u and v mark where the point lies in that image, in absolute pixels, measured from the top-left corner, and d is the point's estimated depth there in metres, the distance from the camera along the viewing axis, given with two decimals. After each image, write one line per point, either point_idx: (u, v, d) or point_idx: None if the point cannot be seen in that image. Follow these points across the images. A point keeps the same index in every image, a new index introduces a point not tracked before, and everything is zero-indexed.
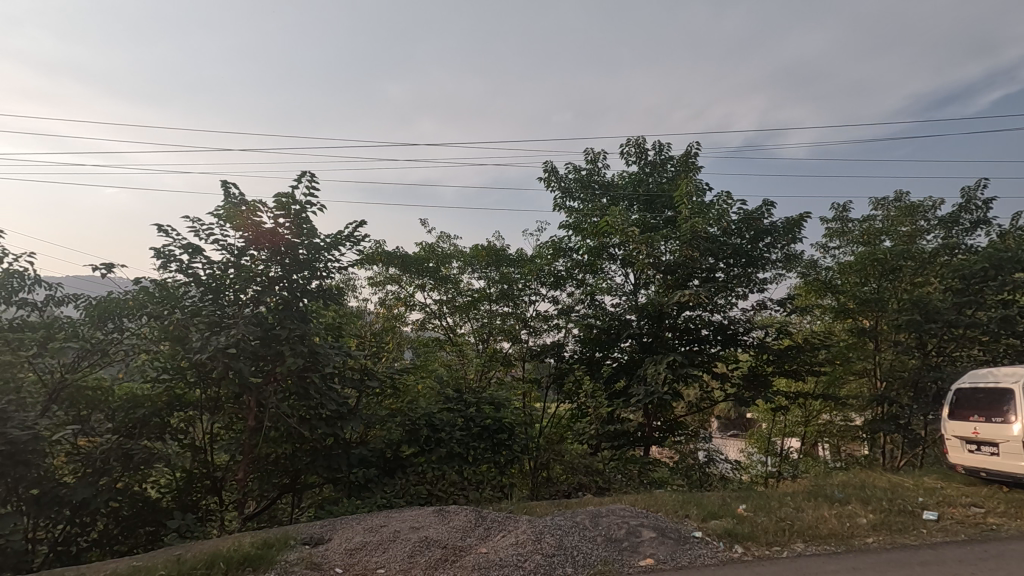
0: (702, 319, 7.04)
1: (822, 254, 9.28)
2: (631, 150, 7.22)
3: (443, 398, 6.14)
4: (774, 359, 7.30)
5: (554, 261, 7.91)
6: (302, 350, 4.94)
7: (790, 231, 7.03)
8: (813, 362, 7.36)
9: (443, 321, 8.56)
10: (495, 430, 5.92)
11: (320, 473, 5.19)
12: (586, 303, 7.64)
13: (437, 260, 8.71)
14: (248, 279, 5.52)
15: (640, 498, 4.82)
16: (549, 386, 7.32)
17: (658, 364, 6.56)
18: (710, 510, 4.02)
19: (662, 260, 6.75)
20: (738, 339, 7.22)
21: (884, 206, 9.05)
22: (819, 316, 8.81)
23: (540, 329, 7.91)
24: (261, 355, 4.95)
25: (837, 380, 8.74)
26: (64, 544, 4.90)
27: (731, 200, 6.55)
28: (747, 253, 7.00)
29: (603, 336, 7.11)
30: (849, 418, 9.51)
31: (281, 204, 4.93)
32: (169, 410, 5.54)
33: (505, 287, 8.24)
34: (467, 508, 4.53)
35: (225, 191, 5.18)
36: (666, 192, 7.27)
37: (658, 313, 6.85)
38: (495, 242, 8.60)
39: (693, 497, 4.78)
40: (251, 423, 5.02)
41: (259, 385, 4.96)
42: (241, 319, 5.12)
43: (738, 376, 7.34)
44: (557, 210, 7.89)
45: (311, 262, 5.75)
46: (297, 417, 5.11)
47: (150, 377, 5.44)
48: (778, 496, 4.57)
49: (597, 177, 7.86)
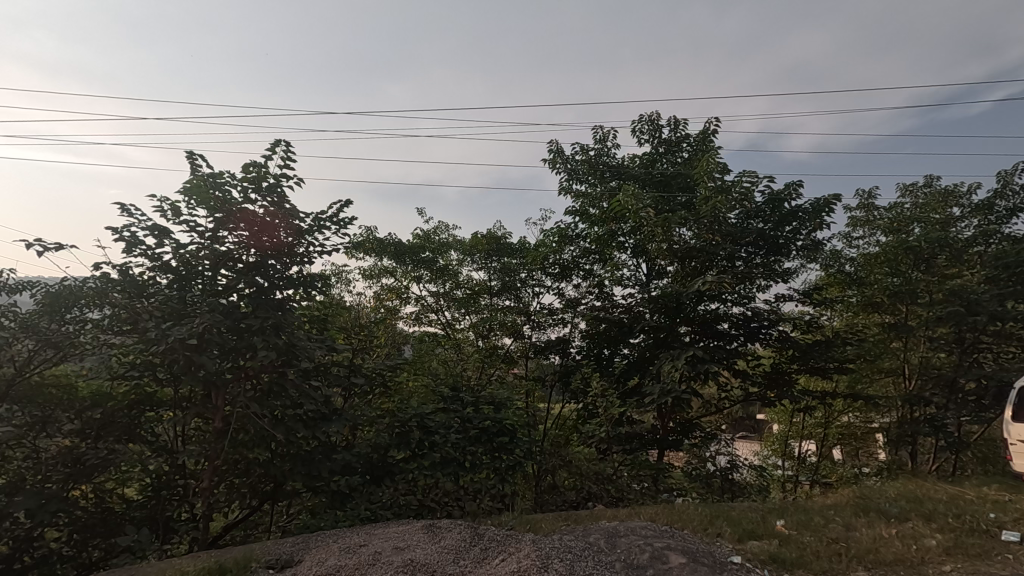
0: (722, 311, 6.46)
1: (846, 244, 8.69)
2: (644, 128, 6.64)
3: (437, 397, 5.57)
4: (799, 355, 6.68)
5: (561, 249, 7.29)
6: (276, 342, 4.36)
7: (819, 212, 6.34)
8: (845, 357, 6.68)
9: (440, 315, 8.01)
10: (495, 432, 5.31)
11: (297, 481, 4.58)
12: (595, 295, 7.09)
13: (434, 249, 8.14)
14: (222, 263, 4.97)
15: (661, 511, 4.23)
16: (554, 384, 6.88)
17: (675, 360, 5.96)
18: (747, 528, 3.43)
19: (680, 246, 6.17)
20: (761, 333, 6.59)
21: (913, 192, 8.47)
22: (843, 310, 8.20)
23: (545, 323, 7.34)
24: (230, 348, 4.39)
25: (864, 378, 8.13)
26: (7, 562, 4.32)
27: (755, 175, 5.87)
28: (771, 238, 6.32)
29: (613, 330, 6.57)
30: (872, 419, 9.02)
31: (252, 178, 4.34)
32: (135, 411, 4.95)
33: (506, 279, 7.72)
34: (462, 523, 3.98)
35: (188, 162, 4.53)
36: (682, 172, 6.62)
37: (675, 304, 6.27)
38: (496, 230, 8.03)
39: (722, 510, 4.20)
40: (218, 424, 4.44)
41: (227, 381, 4.39)
42: (209, 307, 4.55)
43: (760, 374, 6.76)
44: (564, 194, 7.31)
45: (291, 245, 5.17)
46: (271, 417, 4.52)
47: (116, 373, 4.91)
48: (819, 510, 4.01)
49: (606, 159, 7.27)
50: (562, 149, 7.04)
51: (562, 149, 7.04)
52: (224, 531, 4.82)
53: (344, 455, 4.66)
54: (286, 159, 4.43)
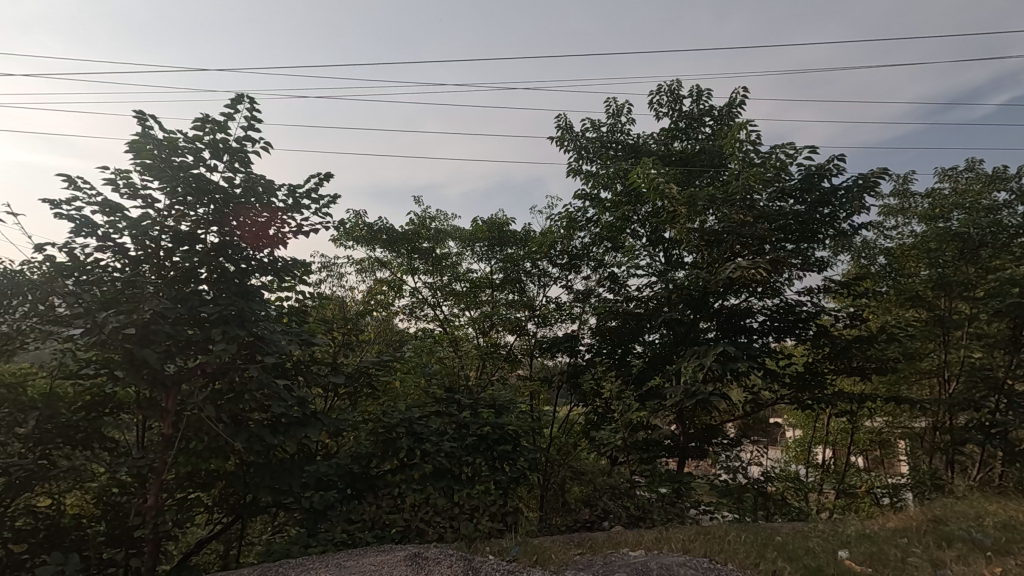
0: (750, 305, 5.76)
1: (878, 234, 7.97)
2: (662, 99, 5.96)
3: (430, 399, 4.89)
4: (837, 353, 5.88)
5: (570, 236, 6.61)
6: (238, 332, 3.70)
7: (864, 189, 5.51)
8: (890, 355, 5.92)
9: (436, 310, 7.36)
10: (496, 440, 4.66)
11: (263, 496, 3.90)
12: (607, 287, 6.42)
13: (431, 237, 7.46)
14: (184, 242, 4.25)
15: (695, 537, 3.54)
16: (562, 385, 6.16)
17: (700, 358, 5.28)
18: (810, 564, 2.75)
19: (706, 227, 5.46)
20: (797, 328, 5.88)
21: (952, 177, 7.78)
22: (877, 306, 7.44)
23: (553, 318, 6.67)
24: (185, 340, 3.73)
25: (903, 379, 7.40)
26: None
27: (793, 147, 5.16)
28: (807, 221, 5.57)
29: (628, 326, 5.90)
30: (908, 424, 8.25)
31: (210, 141, 3.67)
32: (91, 414, 4.14)
33: (509, 271, 7.04)
34: (457, 552, 3.30)
35: (137, 122, 3.82)
36: (707, 148, 5.88)
37: (701, 294, 5.57)
38: (497, 217, 7.37)
39: (770, 537, 3.51)
40: (166, 430, 3.73)
41: (179, 379, 3.71)
42: (162, 293, 3.87)
43: (792, 373, 6.04)
44: (572, 175, 6.64)
45: (263, 224, 4.46)
46: (234, 421, 3.84)
47: (73, 371, 4.05)
48: (887, 538, 3.31)
49: (620, 137, 6.59)
50: (570, 125, 6.37)
51: (571, 125, 6.36)
52: (186, 555, 4.06)
53: (319, 467, 3.98)
54: (250, 118, 3.76)
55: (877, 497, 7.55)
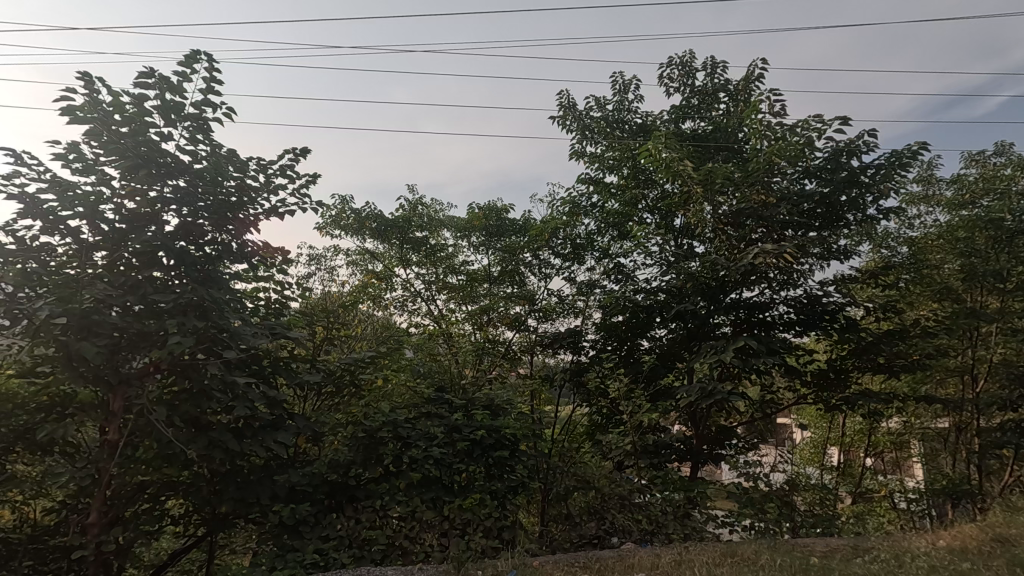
0: (769, 297, 5.29)
1: (901, 223, 7.50)
2: (673, 72, 5.49)
3: (420, 399, 4.44)
4: (864, 350, 5.35)
5: (573, 223, 6.14)
6: (195, 322, 3.23)
7: (896, 169, 4.99)
8: (924, 350, 5.42)
9: (430, 304, 6.90)
10: (491, 445, 4.21)
11: (228, 510, 3.43)
12: (613, 277, 5.96)
13: (425, 226, 6.99)
14: (139, 223, 3.70)
15: (721, 560, 3.08)
16: (565, 385, 5.68)
17: (718, 354, 4.81)
18: None
19: (721, 211, 5.01)
20: (823, 320, 5.36)
21: (979, 162, 7.31)
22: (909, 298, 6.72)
23: (555, 311, 6.20)
24: (133, 332, 3.25)
25: (927, 377, 6.92)
26: None
27: (822, 121, 4.68)
28: (835, 204, 5.05)
29: (635, 320, 5.46)
30: (931, 424, 7.78)
31: (161, 101, 3.18)
32: (50, 418, 3.31)
33: (507, 261, 6.58)
34: None
35: (82, 85, 3.32)
36: (721, 126, 5.40)
37: (717, 285, 5.10)
38: (495, 204, 6.93)
39: (808, 560, 3.04)
40: (114, 437, 3.23)
41: (127, 378, 3.23)
42: (109, 280, 3.38)
43: (814, 370, 5.57)
44: (575, 158, 6.19)
45: (233, 205, 3.94)
46: (192, 424, 3.37)
47: (33, 369, 3.26)
48: (947, 562, 2.84)
49: (627, 116, 6.12)
50: (573, 103, 5.92)
51: (574, 103, 5.90)
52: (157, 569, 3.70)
53: (291, 477, 3.52)
54: (209, 78, 3.30)
55: (895, 501, 7.37)
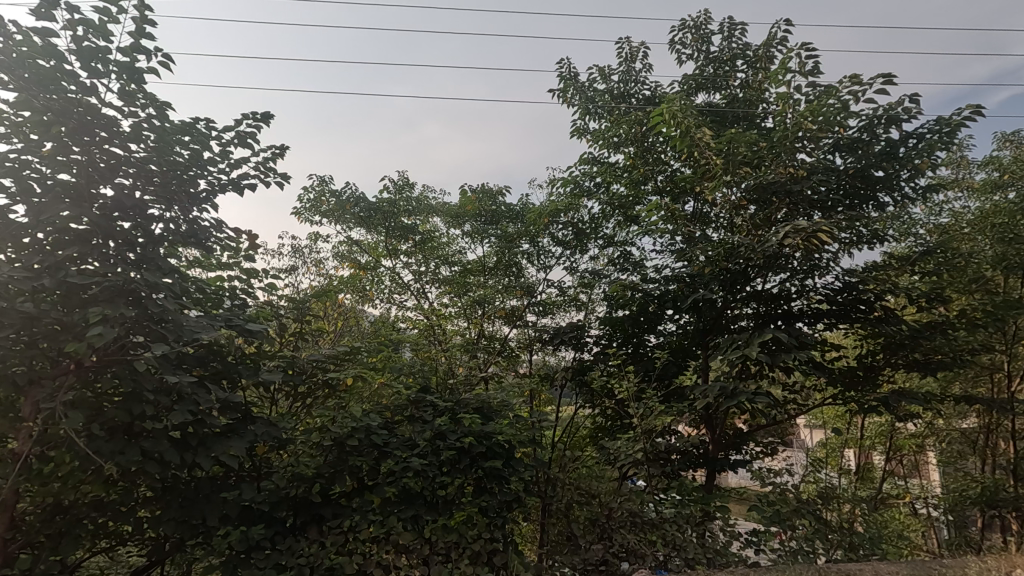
0: (795, 286, 4.73)
1: (928, 209, 6.97)
2: (686, 37, 4.96)
3: (400, 401, 3.90)
4: (902, 346, 4.77)
5: (574, 207, 5.60)
6: (124, 310, 2.68)
7: (939, 139, 4.43)
8: (965, 345, 4.86)
9: (420, 298, 6.36)
10: (480, 454, 3.68)
11: (166, 533, 2.89)
12: (618, 267, 5.42)
13: (413, 211, 6.45)
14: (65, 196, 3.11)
15: None
16: (565, 385, 5.15)
17: (741, 349, 4.25)
18: None
19: (742, 190, 4.47)
20: (856, 311, 4.78)
21: (1013, 143, 6.77)
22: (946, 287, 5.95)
23: (555, 304, 5.66)
24: (48, 322, 2.71)
25: (959, 375, 6.37)
26: None
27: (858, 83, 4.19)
28: (868, 180, 4.50)
29: (643, 312, 4.91)
30: (958, 427, 7.24)
31: (76, 43, 2.64)
32: None
33: (503, 250, 6.03)
34: None
35: None
36: (740, 97, 4.87)
37: (739, 272, 4.53)
38: (489, 188, 6.42)
39: None
40: (22, 448, 2.68)
41: (39, 378, 2.68)
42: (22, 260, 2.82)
43: (841, 368, 5.04)
44: (577, 136, 5.65)
45: (182, 180, 3.37)
46: (122, 432, 2.84)
47: None
48: None
49: (633, 88, 5.59)
50: (575, 74, 5.39)
51: (575, 73, 5.37)
52: None
53: (243, 494, 2.99)
54: (140, 18, 2.75)
55: (917, 508, 6.85)
